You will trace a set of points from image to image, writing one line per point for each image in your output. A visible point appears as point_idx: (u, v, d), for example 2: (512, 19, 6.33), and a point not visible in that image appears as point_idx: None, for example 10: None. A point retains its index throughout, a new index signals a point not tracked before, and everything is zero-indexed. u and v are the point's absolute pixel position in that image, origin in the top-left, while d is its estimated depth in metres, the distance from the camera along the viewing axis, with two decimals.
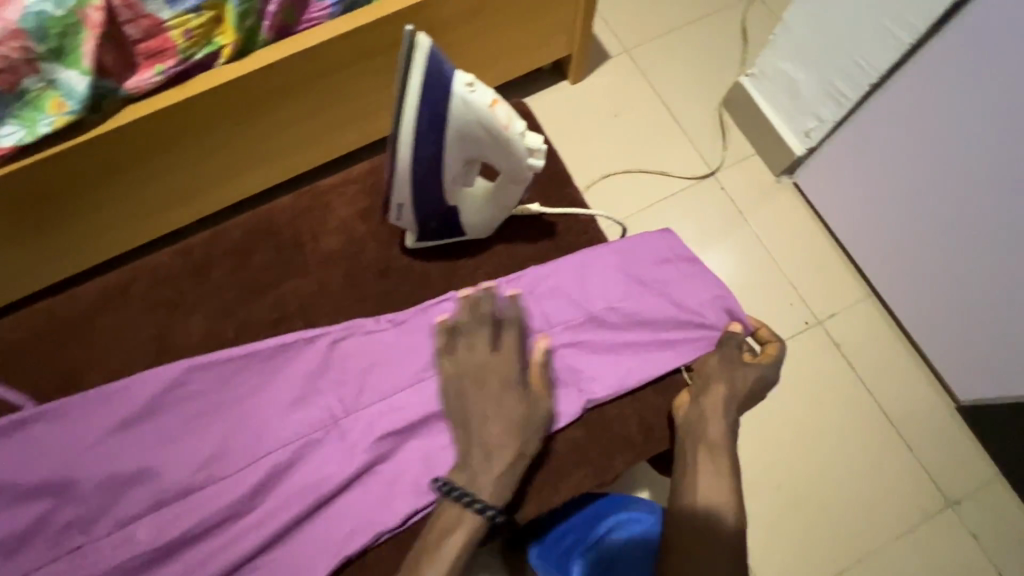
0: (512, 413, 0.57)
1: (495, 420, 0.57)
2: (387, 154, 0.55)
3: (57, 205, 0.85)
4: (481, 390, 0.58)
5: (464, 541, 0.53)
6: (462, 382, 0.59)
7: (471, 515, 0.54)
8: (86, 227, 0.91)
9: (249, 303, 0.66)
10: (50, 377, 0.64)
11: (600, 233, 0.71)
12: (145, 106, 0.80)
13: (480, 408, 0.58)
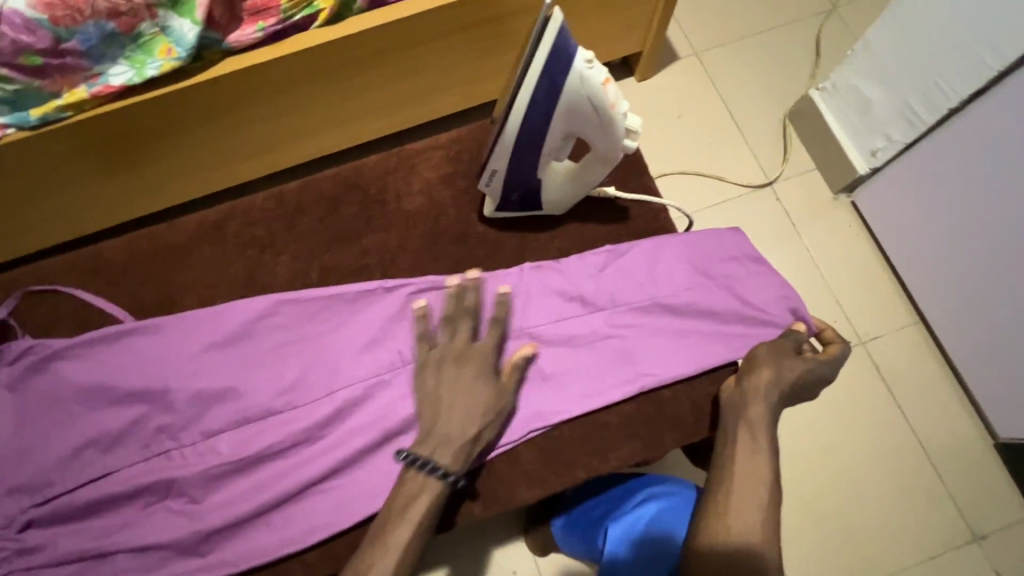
0: (478, 405, 0.58)
1: (461, 414, 0.58)
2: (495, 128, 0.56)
3: (152, 144, 0.94)
4: (451, 379, 0.59)
5: (426, 504, 0.55)
6: (437, 368, 0.60)
7: (433, 478, 0.56)
8: (173, 168, 1.00)
9: (333, 251, 0.71)
10: (150, 297, 0.70)
11: (669, 222, 0.73)
12: (244, 60, 0.88)
13: (450, 397, 0.59)
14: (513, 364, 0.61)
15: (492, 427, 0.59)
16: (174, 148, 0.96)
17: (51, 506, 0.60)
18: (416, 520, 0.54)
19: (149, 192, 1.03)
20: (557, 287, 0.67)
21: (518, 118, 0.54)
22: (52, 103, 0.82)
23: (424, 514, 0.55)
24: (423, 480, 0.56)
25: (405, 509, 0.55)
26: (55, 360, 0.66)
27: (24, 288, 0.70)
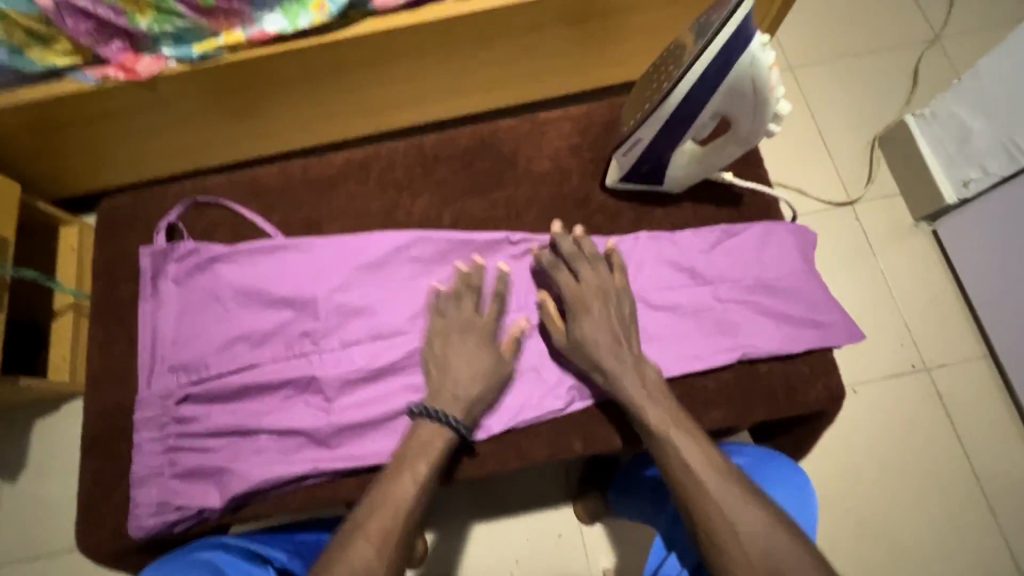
0: (479, 370, 0.65)
1: (462, 378, 0.65)
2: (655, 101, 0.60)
3: (275, 93, 1.09)
4: (462, 349, 0.66)
5: (438, 448, 0.61)
6: (445, 337, 0.67)
7: (442, 427, 0.62)
8: (288, 116, 1.15)
9: (465, 201, 0.78)
10: (299, 220, 0.79)
11: (779, 213, 0.77)
12: (383, 22, 0.99)
13: (454, 365, 0.66)
14: (520, 344, 0.68)
15: (490, 395, 0.66)
16: (291, 99, 1.11)
17: (205, 385, 0.69)
18: (429, 462, 0.60)
19: (263, 135, 1.19)
20: (668, 258, 0.73)
21: (682, 93, 0.58)
22: (213, 41, 0.95)
23: (435, 457, 0.61)
24: (433, 429, 0.62)
25: (418, 453, 0.61)
26: (216, 262, 0.74)
27: (192, 198, 0.78)
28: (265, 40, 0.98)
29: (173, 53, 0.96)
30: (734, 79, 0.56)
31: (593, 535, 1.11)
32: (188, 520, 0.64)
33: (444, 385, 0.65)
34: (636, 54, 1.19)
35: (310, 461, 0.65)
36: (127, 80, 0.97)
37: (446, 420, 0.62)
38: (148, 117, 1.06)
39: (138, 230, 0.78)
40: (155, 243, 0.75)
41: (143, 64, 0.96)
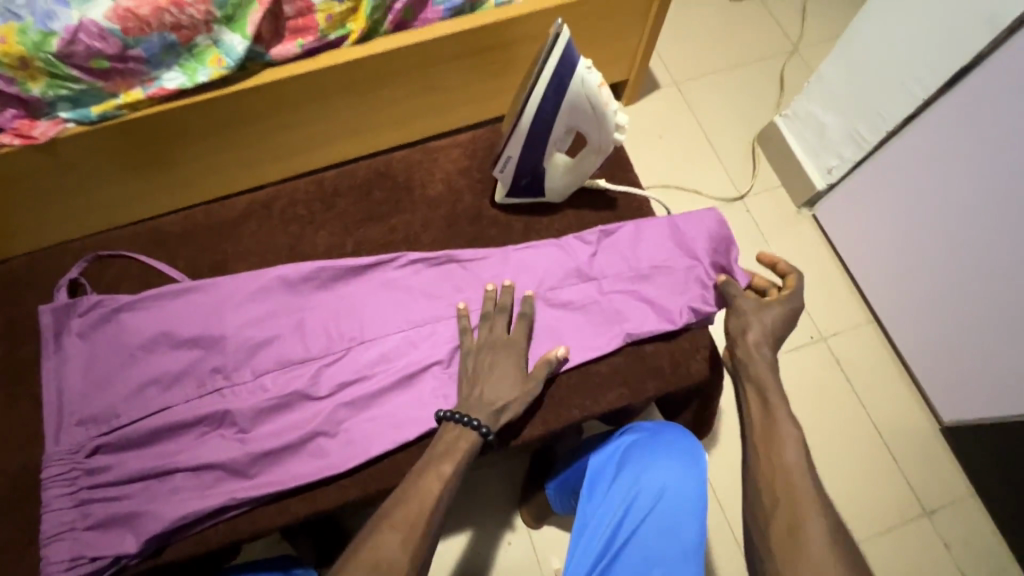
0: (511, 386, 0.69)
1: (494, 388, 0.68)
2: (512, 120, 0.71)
3: (182, 147, 1.11)
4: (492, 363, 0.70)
5: (464, 450, 0.64)
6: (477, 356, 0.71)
7: (466, 428, 0.65)
8: (200, 169, 1.18)
9: (366, 228, 0.83)
10: (205, 262, 0.81)
11: (652, 210, 0.86)
12: (282, 69, 1.07)
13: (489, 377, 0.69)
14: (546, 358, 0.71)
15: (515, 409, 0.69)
16: (200, 152, 1.14)
17: (115, 434, 0.69)
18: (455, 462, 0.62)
19: (175, 190, 1.20)
20: (554, 260, 0.80)
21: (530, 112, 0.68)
22: (111, 101, 1.00)
23: (462, 459, 0.63)
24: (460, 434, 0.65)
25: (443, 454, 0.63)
26: (121, 312, 0.76)
27: (94, 253, 0.80)
28: (166, 97, 1.03)
29: (70, 115, 1.00)
30: (570, 97, 0.67)
31: (541, 537, 1.15)
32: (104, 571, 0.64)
33: (472, 398, 0.68)
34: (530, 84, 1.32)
35: (227, 492, 0.67)
36: (23, 146, 0.99)
37: (476, 426, 0.65)
38: (48, 182, 1.05)
39: (38, 290, 0.79)
40: (57, 300, 0.76)
41: (39, 129, 0.99)
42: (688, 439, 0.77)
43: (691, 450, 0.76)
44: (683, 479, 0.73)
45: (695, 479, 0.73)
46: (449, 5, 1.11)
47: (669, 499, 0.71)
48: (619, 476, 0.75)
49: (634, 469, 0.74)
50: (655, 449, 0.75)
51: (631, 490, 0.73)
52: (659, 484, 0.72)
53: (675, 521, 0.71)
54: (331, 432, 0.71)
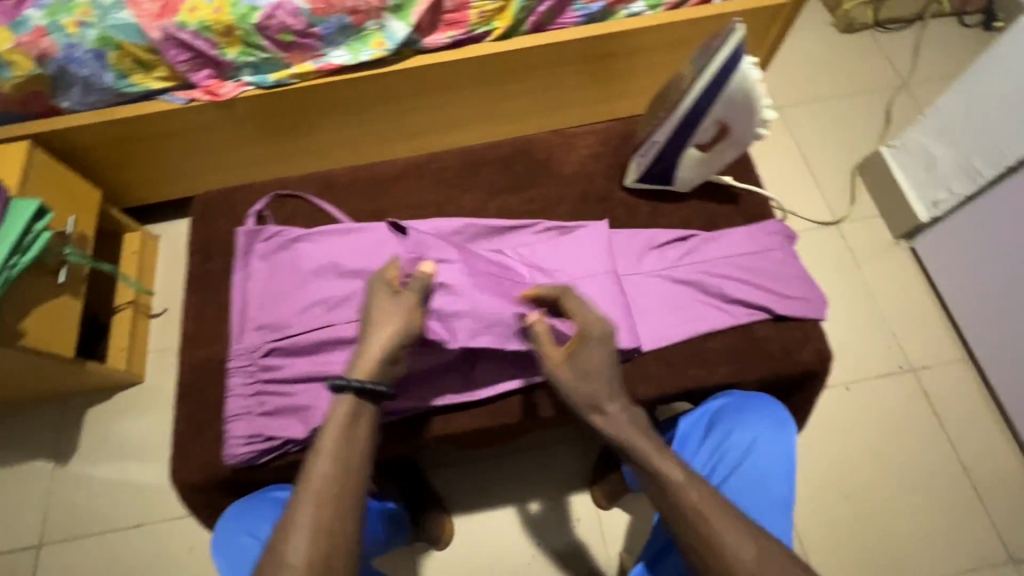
0: (404, 322, 0.72)
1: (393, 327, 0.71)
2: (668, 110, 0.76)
3: (322, 116, 1.30)
4: (389, 302, 0.73)
5: (341, 423, 0.66)
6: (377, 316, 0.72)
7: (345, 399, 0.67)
8: (331, 138, 1.37)
9: (505, 197, 0.93)
10: (366, 210, 0.93)
11: (771, 211, 0.91)
12: (431, 57, 1.21)
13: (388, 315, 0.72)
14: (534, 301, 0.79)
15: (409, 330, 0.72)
16: (335, 122, 1.32)
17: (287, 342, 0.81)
18: (333, 441, 0.65)
19: (308, 154, 1.40)
20: (674, 244, 0.87)
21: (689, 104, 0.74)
22: (286, 71, 1.19)
23: (345, 438, 0.65)
24: (355, 406, 0.67)
25: (325, 439, 0.65)
26: (297, 242, 0.88)
27: (276, 191, 0.93)
28: (331, 71, 1.20)
29: (252, 80, 1.19)
30: (730, 92, 0.72)
31: (607, 518, 1.22)
32: (275, 451, 0.77)
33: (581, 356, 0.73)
34: (641, 93, 1.44)
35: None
36: (210, 101, 1.20)
37: (358, 387, 0.67)
38: (225, 132, 1.29)
39: (231, 217, 0.93)
40: (246, 226, 0.89)
41: (225, 89, 1.19)
42: (777, 402, 0.81)
43: (781, 418, 0.79)
44: (773, 436, 0.77)
45: (785, 438, 0.77)
46: (586, 12, 1.21)
47: (760, 451, 0.76)
48: (713, 431, 0.80)
49: (727, 424, 0.79)
50: (746, 408, 0.79)
51: (721, 445, 0.78)
52: (750, 437, 0.77)
53: (767, 472, 0.75)
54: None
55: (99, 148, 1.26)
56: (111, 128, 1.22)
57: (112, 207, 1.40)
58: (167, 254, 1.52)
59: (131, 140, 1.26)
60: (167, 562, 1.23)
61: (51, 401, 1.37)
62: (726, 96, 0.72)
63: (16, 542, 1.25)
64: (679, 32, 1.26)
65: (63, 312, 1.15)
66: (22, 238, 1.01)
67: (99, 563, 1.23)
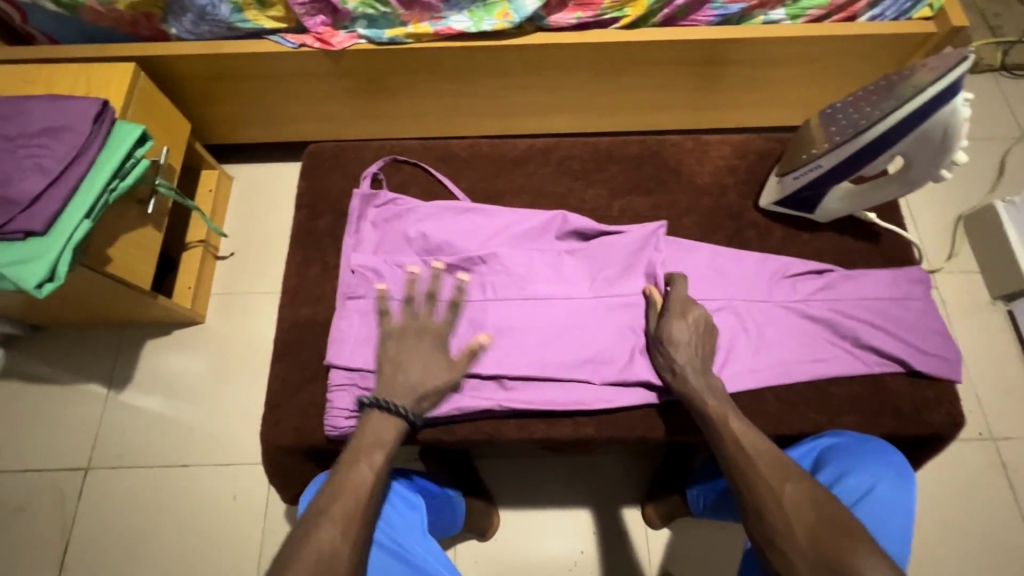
0: (431, 372, 0.70)
1: (419, 376, 0.69)
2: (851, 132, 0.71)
3: (417, 80, 1.26)
4: (410, 348, 0.70)
5: (391, 439, 0.65)
6: (396, 341, 0.71)
7: (394, 418, 0.66)
8: (419, 104, 1.33)
9: (630, 197, 0.88)
10: (482, 189, 0.89)
11: (915, 256, 0.85)
12: (552, 36, 1.16)
13: (411, 362, 0.69)
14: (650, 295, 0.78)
15: (440, 391, 0.71)
16: (427, 87, 1.28)
17: None
18: (385, 452, 0.64)
19: (397, 117, 1.37)
20: (808, 277, 0.82)
21: (882, 129, 0.69)
22: (402, 29, 1.14)
23: (388, 448, 0.64)
24: (385, 430, 0.65)
25: (373, 440, 0.64)
26: (411, 213, 0.85)
27: (394, 155, 0.89)
28: (447, 35, 1.15)
29: (366, 33, 1.14)
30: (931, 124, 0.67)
31: (657, 539, 1.15)
32: None
33: (673, 327, 0.74)
34: (754, 104, 1.36)
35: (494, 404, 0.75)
36: (320, 49, 1.16)
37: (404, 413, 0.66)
38: (322, 82, 1.25)
39: (343, 175, 0.89)
40: (363, 188, 0.86)
41: (337, 38, 1.15)
42: (892, 450, 0.71)
43: (903, 467, 0.69)
44: (892, 487, 0.67)
45: (906, 491, 0.67)
46: (724, 12, 1.14)
47: (880, 501, 0.65)
48: (820, 472, 0.70)
49: (838, 467, 0.69)
50: (860, 453, 0.70)
51: (836, 483, 0.68)
52: (868, 483, 0.66)
53: (889, 519, 0.65)
54: (587, 376, 0.76)
55: (197, 81, 1.23)
56: (216, 63, 1.18)
57: (198, 142, 1.38)
58: (241, 197, 1.50)
59: (233, 78, 1.23)
60: (208, 507, 1.23)
61: (114, 327, 1.36)
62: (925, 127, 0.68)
63: (65, 462, 1.25)
64: (814, 47, 1.18)
65: (146, 242, 1.13)
66: (123, 162, 0.99)
67: (143, 497, 1.23)
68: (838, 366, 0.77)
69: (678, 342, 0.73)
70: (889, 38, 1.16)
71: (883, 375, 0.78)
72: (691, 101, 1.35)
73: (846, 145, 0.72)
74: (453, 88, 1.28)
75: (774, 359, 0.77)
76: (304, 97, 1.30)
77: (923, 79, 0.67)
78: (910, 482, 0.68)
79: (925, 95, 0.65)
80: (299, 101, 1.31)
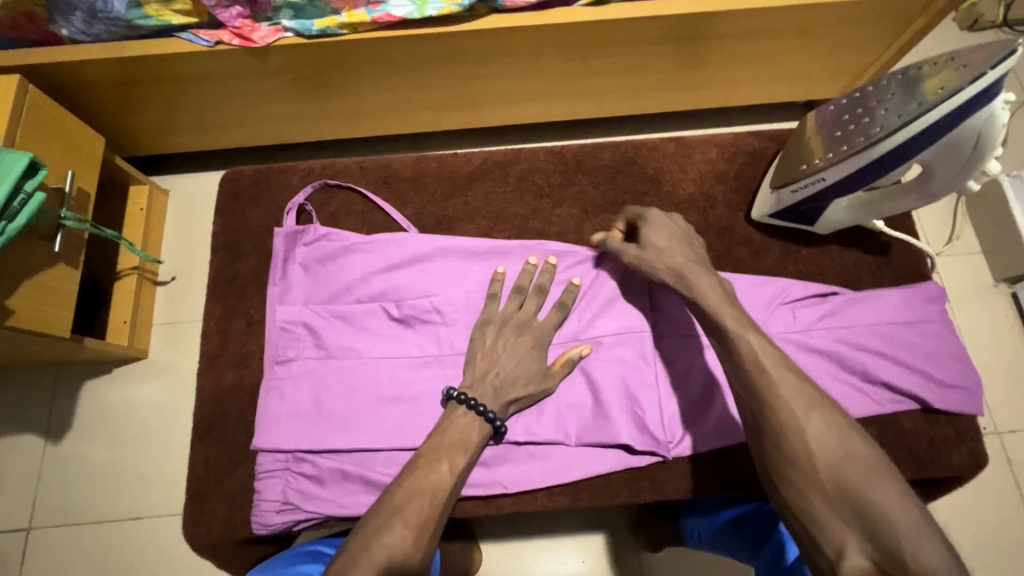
0: (526, 371, 0.66)
1: (514, 373, 0.65)
2: (864, 140, 0.61)
3: (361, 76, 1.10)
4: (507, 341, 0.66)
5: (475, 440, 0.61)
6: (500, 328, 0.67)
7: (479, 421, 0.62)
8: (367, 101, 1.18)
9: (604, 216, 0.78)
10: (432, 215, 0.77)
11: (929, 268, 0.75)
12: (507, 19, 1.00)
13: (505, 357, 0.65)
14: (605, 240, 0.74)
15: (531, 397, 0.67)
16: (373, 82, 1.12)
17: (364, 361, 0.67)
18: (467, 453, 0.60)
19: (344, 116, 1.21)
20: (807, 305, 0.71)
21: (901, 138, 0.59)
22: (334, 18, 0.97)
23: (471, 449, 0.60)
24: (469, 423, 0.62)
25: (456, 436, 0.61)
26: (349, 250, 0.72)
27: (325, 180, 0.76)
28: (387, 23, 0.99)
29: (291, 25, 0.98)
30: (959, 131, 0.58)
31: (651, 565, 1.09)
32: (323, 521, 0.64)
33: (655, 247, 0.70)
34: (740, 82, 1.23)
35: None
36: (239, 47, 1.00)
37: (487, 416, 0.62)
38: (250, 84, 1.09)
39: (267, 207, 0.76)
40: (287, 224, 0.73)
41: (259, 33, 0.99)
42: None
43: None
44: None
45: None
46: None
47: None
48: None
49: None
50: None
51: None
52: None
53: None
54: (563, 438, 0.70)
55: (104, 90, 1.07)
56: (122, 69, 1.02)
57: (119, 157, 1.22)
58: (178, 212, 1.35)
59: (147, 84, 1.07)
60: (168, 561, 1.13)
61: (47, 370, 1.23)
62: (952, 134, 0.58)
63: (5, 523, 1.14)
64: (805, 18, 1.04)
65: (60, 283, 0.99)
66: (10, 200, 0.84)
67: (96, 555, 1.13)
68: (845, 407, 0.67)
69: (667, 254, 0.69)
70: (890, 2, 1.02)
71: (896, 413, 0.69)
72: (671, 81, 1.21)
73: (857, 155, 0.62)
74: (405, 81, 1.13)
75: None
76: (233, 101, 1.14)
77: (948, 81, 0.57)
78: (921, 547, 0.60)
79: (956, 99, 0.55)
80: (229, 105, 1.15)
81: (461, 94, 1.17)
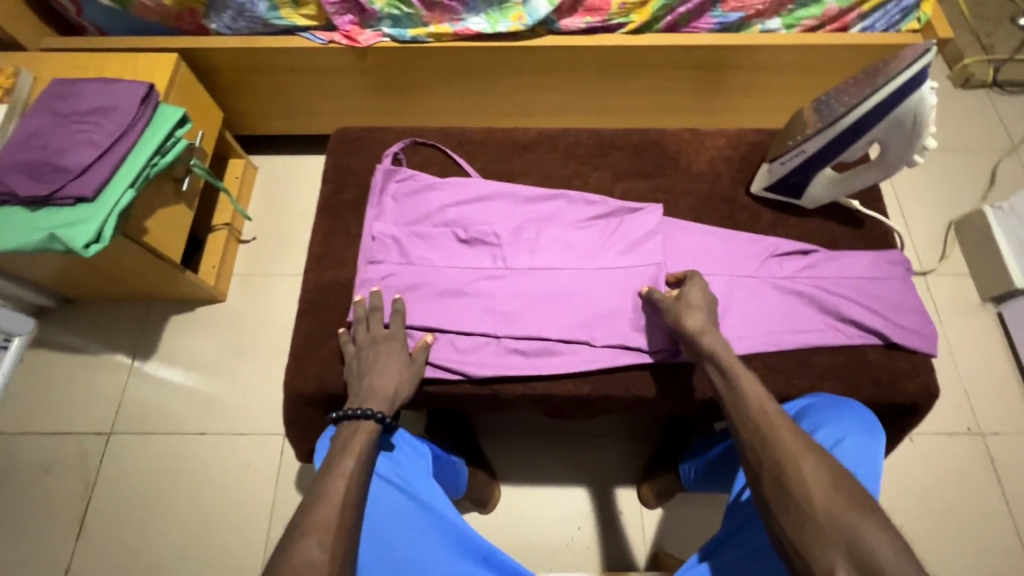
0: (389, 371, 0.77)
1: (380, 378, 0.76)
2: (828, 121, 0.80)
3: (436, 79, 1.35)
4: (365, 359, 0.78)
5: (365, 438, 0.70)
6: (358, 352, 0.79)
7: (364, 421, 0.71)
8: (435, 102, 1.42)
9: (632, 181, 0.96)
10: (495, 170, 0.97)
11: (895, 242, 0.92)
12: (562, 39, 1.25)
13: (368, 370, 0.77)
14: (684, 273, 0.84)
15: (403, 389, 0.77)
16: (445, 85, 1.37)
17: (436, 268, 0.86)
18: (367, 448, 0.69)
19: (416, 114, 1.46)
20: (791, 258, 0.88)
21: (855, 116, 0.78)
22: (424, 29, 1.23)
23: (365, 444, 0.69)
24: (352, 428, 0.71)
25: (382, 373, 0.76)
26: (429, 188, 0.92)
27: (414, 138, 0.97)
28: (466, 35, 1.24)
29: (390, 32, 1.24)
30: (898, 112, 0.77)
31: (651, 517, 1.19)
32: None
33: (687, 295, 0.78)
34: (753, 111, 1.44)
35: (493, 366, 0.81)
36: (347, 46, 1.25)
37: (366, 413, 0.72)
38: (346, 79, 1.35)
39: (368, 155, 0.97)
40: (385, 164, 0.94)
41: (364, 36, 1.24)
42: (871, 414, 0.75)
43: (871, 425, 0.74)
44: (861, 443, 0.72)
45: (874, 444, 0.72)
46: (723, 19, 1.22)
47: (847, 451, 0.71)
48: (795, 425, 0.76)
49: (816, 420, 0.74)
50: (838, 409, 0.75)
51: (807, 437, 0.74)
52: (838, 435, 0.72)
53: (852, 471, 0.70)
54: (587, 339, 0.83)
55: (230, 73, 1.33)
56: (249, 56, 1.28)
57: (227, 132, 1.47)
58: (265, 184, 1.59)
59: (266, 71, 1.32)
60: (223, 474, 1.28)
61: (140, 303, 1.44)
62: (894, 114, 0.77)
63: (89, 427, 1.32)
64: (807, 56, 1.26)
65: (179, 219, 1.22)
66: (165, 141, 1.07)
67: (162, 463, 1.29)
68: (822, 336, 0.83)
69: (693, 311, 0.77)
70: (880, 48, 1.23)
71: (865, 348, 0.84)
72: (692, 104, 1.43)
73: (825, 132, 0.81)
74: (470, 86, 1.37)
75: (761, 329, 0.83)
76: (329, 92, 1.39)
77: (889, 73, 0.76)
78: (873, 433, 0.73)
79: (892, 84, 0.74)
80: (324, 94, 1.40)
81: (515, 100, 1.41)
